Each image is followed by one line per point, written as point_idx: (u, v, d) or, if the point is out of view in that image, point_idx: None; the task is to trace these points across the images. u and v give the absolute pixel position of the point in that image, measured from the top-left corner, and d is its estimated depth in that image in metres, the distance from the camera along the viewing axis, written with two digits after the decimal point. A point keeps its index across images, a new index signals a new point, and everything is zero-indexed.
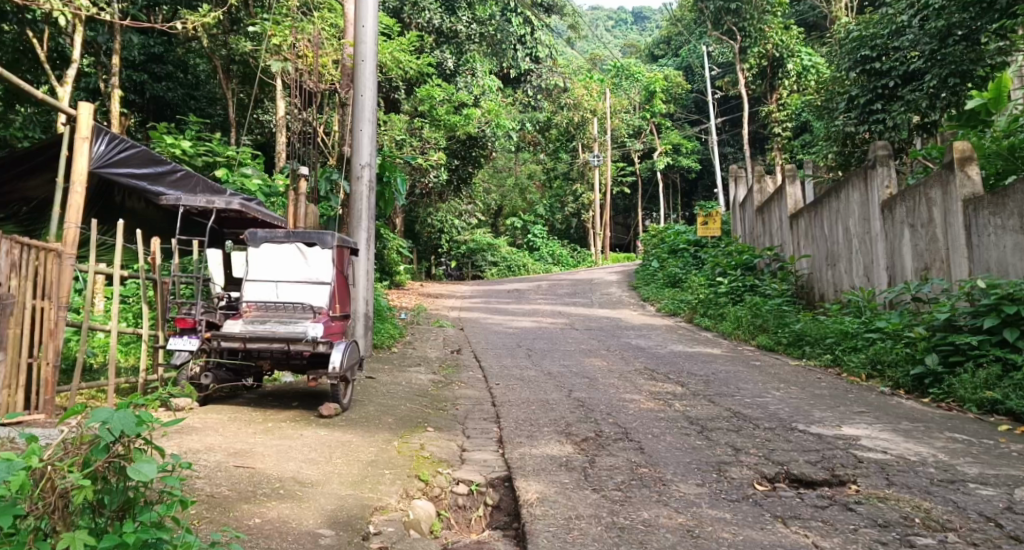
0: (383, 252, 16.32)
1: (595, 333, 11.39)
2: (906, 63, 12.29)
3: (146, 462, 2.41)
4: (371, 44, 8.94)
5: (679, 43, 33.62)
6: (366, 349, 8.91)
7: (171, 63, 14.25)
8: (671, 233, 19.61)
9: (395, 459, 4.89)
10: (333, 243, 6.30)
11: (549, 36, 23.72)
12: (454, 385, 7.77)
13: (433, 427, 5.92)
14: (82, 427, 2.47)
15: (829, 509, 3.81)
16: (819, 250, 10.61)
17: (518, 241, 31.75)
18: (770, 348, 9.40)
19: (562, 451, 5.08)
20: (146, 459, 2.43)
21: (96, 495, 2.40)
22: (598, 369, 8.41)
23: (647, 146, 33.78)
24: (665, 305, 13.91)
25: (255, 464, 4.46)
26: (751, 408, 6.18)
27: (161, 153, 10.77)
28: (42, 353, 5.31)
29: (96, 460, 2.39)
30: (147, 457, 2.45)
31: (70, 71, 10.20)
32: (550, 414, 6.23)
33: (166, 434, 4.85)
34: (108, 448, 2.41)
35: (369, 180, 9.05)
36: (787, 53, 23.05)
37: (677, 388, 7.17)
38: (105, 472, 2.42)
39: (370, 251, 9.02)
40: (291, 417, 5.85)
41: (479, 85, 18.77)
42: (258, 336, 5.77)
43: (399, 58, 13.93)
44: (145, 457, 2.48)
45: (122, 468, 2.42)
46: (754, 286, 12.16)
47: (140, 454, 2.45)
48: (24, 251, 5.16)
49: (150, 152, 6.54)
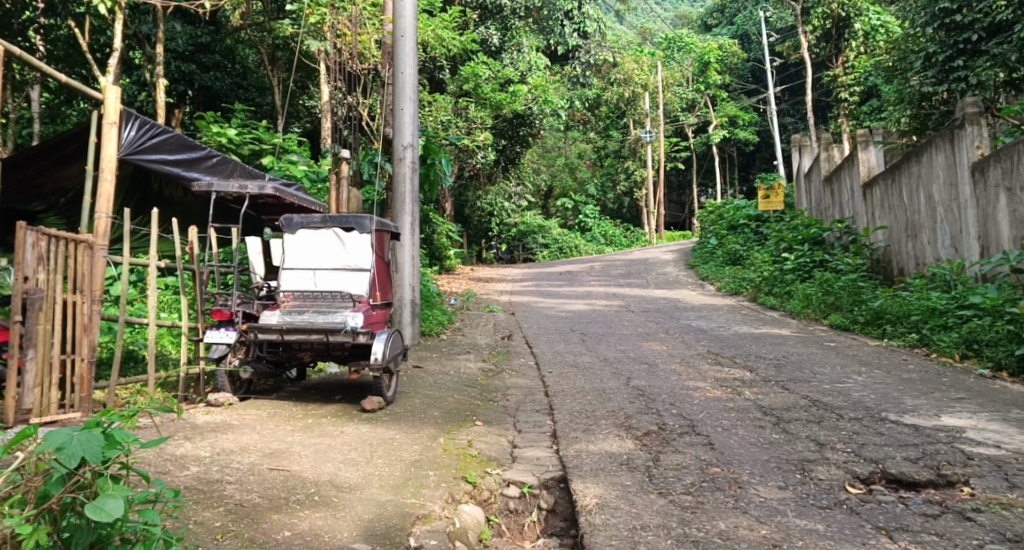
0: (434, 237, 16.01)
1: (653, 315, 10.81)
2: (990, 14, 11.30)
3: (111, 497, 2.13)
4: (411, 17, 8.52)
5: (734, 10, 32.44)
6: (413, 337, 8.60)
7: (219, 52, 14.12)
8: (730, 207, 18.75)
9: (440, 458, 4.49)
10: (372, 227, 5.94)
11: (598, 9, 23.02)
12: (504, 374, 7.36)
13: (481, 421, 5.52)
14: (37, 453, 2.22)
15: (942, 519, 3.26)
16: (898, 220, 9.80)
17: (570, 222, 31.07)
18: (845, 328, 8.71)
19: (622, 448, 4.63)
20: (113, 492, 2.16)
21: (62, 534, 2.17)
22: (657, 353, 7.90)
23: (702, 119, 32.72)
24: (726, 285, 13.23)
25: (289, 466, 4.11)
26: (831, 395, 5.59)
27: (208, 142, 10.62)
28: (76, 349, 5.00)
29: (54, 493, 2.15)
30: (116, 490, 2.17)
31: (113, 58, 10.04)
32: (607, 405, 5.76)
33: (199, 434, 4.55)
34: (67, 479, 2.16)
35: (413, 160, 8.67)
36: (853, 12, 21.38)
37: (745, 374, 6.61)
38: (67, 505, 2.18)
39: (414, 236, 8.64)
40: (333, 412, 5.51)
41: (525, 62, 18.29)
42: (296, 327, 5.43)
43: (442, 35, 13.43)
44: (114, 486, 2.22)
45: (86, 501, 2.18)
46: (823, 261, 11.38)
47: (108, 486, 2.19)
48: (52, 243, 4.77)
49: (184, 138, 6.22)
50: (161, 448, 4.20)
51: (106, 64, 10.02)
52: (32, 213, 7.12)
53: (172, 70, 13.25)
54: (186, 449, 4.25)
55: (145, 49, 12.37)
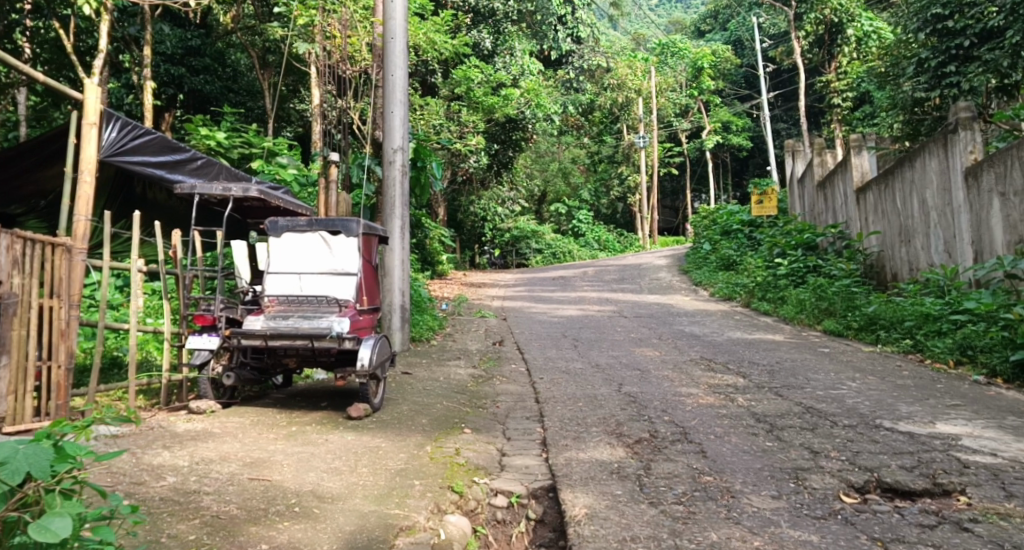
0: (426, 242, 15.91)
1: (646, 320, 10.73)
2: (982, 20, 11.28)
3: (58, 515, 2.18)
4: (401, 20, 8.43)
5: (727, 16, 32.52)
6: (403, 343, 8.50)
7: (209, 55, 14.02)
8: (724, 212, 18.70)
9: (426, 467, 4.39)
10: (359, 230, 5.86)
11: (591, 14, 23.02)
12: (495, 380, 7.26)
13: (470, 428, 5.42)
14: None
15: (939, 530, 3.17)
16: (891, 225, 9.75)
17: (564, 227, 31.01)
18: (838, 334, 8.64)
19: (612, 456, 4.53)
20: (60, 509, 2.22)
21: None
22: (649, 359, 7.81)
23: (695, 124, 32.75)
24: (719, 290, 13.15)
25: (270, 476, 3.99)
26: (825, 402, 5.51)
27: (196, 145, 10.52)
28: (54, 356, 4.89)
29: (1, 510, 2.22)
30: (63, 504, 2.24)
31: (98, 60, 9.94)
32: (598, 412, 5.66)
33: (179, 443, 4.44)
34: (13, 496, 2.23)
35: (403, 164, 8.57)
36: (846, 18, 21.41)
37: (738, 381, 6.53)
38: (14, 523, 2.25)
39: (404, 241, 8.55)
40: (318, 419, 5.40)
41: (518, 66, 18.23)
42: (280, 333, 5.32)
43: (434, 38, 13.35)
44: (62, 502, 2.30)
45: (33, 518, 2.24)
46: (817, 266, 11.32)
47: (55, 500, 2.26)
48: (28, 246, 4.66)
49: (167, 139, 6.11)
50: (138, 457, 4.09)
51: (91, 65, 9.91)
52: (13, 217, 6.99)
53: (162, 73, 13.14)
54: (165, 458, 4.14)
55: (133, 52, 12.26)
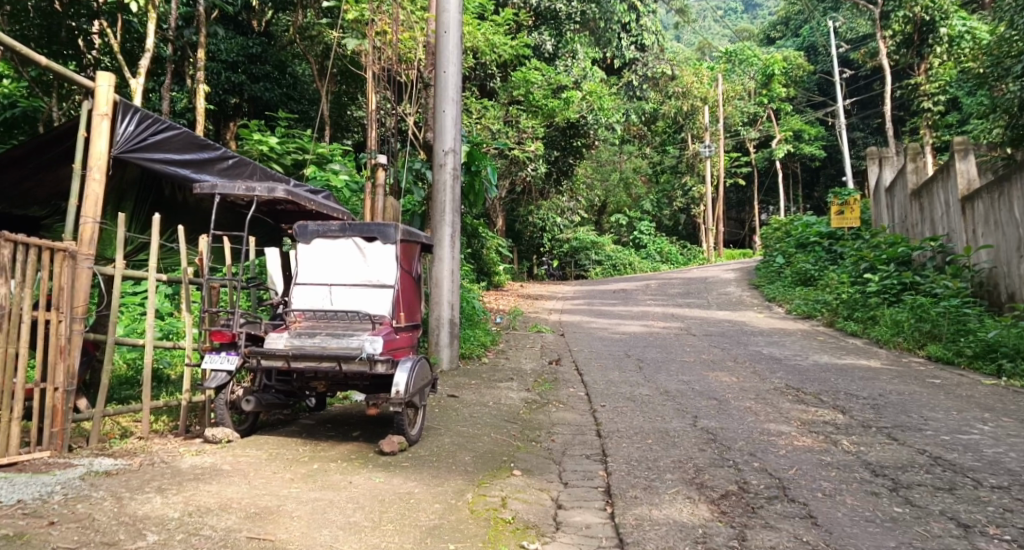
0: (483, 251, 15.19)
1: (718, 340, 9.71)
2: None
3: None
4: (455, 11, 7.70)
5: (801, 21, 31.07)
6: (451, 361, 7.76)
7: (270, 63, 13.64)
8: (798, 223, 17.43)
9: (464, 525, 3.58)
10: (396, 237, 5.16)
11: (657, 20, 22.09)
12: (550, 407, 6.43)
13: (520, 469, 4.60)
14: None
15: None
16: (1007, 238, 8.53)
17: (624, 238, 29.92)
18: (947, 361, 7.51)
19: (695, 517, 3.67)
20: None
21: None
22: (727, 386, 6.87)
23: (765, 133, 31.38)
24: (797, 306, 12.00)
25: (275, 533, 3.28)
26: (957, 451, 4.49)
27: (247, 150, 10.05)
28: (49, 377, 4.33)
29: None
30: None
31: (145, 60, 9.34)
32: (672, 453, 4.77)
33: (176, 487, 3.75)
34: None
35: (454, 167, 7.82)
36: (938, 16, 19.92)
37: (837, 417, 5.53)
38: None
39: (454, 249, 7.79)
40: (346, 453, 4.68)
41: (580, 69, 17.45)
42: (304, 353, 4.61)
43: (492, 39, 12.65)
44: None
45: None
46: (913, 283, 10.12)
47: None
48: (17, 251, 4.10)
49: (194, 135, 5.46)
50: (126, 508, 3.41)
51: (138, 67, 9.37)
52: (36, 220, 6.47)
53: (221, 80, 12.87)
54: (153, 507, 3.46)
55: (190, 58, 11.98)
